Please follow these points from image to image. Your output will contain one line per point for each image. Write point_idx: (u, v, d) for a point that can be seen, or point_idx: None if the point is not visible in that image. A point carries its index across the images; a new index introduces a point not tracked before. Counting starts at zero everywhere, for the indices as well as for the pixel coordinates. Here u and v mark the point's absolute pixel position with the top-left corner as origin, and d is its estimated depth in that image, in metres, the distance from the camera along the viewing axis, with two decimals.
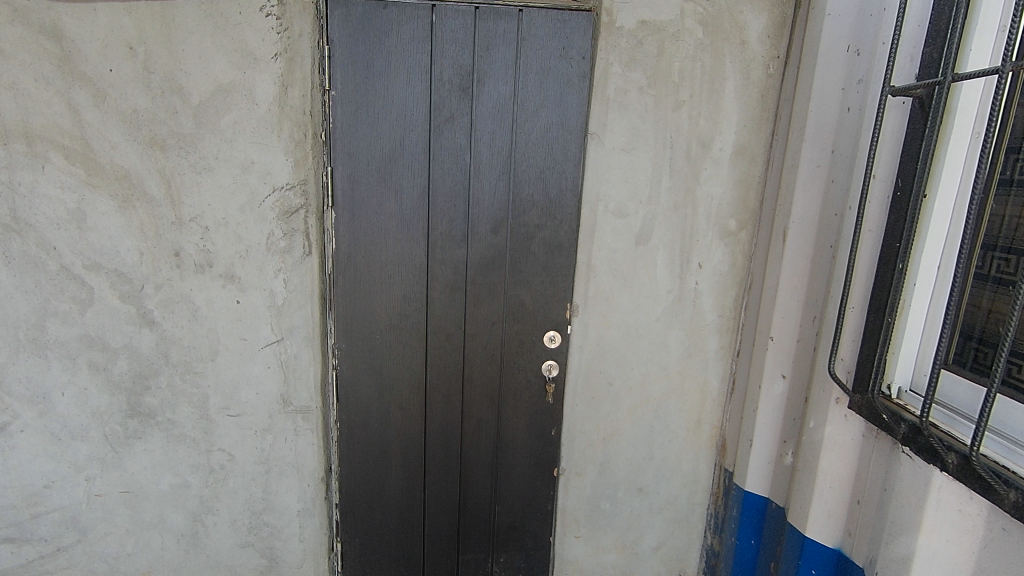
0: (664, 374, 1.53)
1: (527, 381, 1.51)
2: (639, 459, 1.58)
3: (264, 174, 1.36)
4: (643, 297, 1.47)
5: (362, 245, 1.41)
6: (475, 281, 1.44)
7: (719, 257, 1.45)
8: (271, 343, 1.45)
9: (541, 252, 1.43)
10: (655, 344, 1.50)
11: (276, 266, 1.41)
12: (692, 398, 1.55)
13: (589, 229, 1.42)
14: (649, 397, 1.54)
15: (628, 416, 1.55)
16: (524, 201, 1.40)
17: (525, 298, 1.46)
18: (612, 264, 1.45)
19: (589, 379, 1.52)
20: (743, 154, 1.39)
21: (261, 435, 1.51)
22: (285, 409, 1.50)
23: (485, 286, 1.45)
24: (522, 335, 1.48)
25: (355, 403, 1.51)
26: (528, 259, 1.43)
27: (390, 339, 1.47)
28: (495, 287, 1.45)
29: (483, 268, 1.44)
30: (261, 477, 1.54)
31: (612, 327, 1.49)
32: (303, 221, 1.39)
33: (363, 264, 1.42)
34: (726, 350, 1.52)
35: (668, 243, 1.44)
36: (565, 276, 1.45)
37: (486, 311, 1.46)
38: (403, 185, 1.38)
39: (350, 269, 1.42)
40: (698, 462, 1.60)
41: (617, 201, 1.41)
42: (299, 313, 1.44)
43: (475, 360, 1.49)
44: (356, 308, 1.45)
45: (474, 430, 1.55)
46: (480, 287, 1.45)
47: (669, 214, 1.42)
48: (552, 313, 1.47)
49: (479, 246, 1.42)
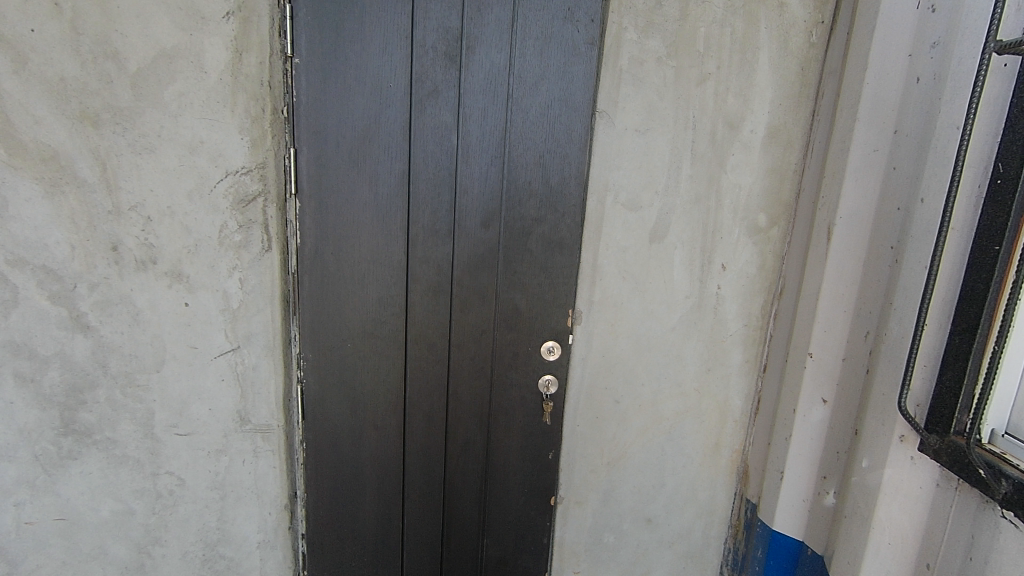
0: (679, 393, 1.33)
1: (522, 400, 1.32)
2: (649, 487, 1.39)
3: (215, 155, 1.15)
4: (656, 304, 1.27)
5: (332, 241, 1.21)
6: (463, 284, 1.25)
7: (746, 258, 1.25)
8: (226, 352, 1.25)
9: (540, 250, 1.23)
10: (670, 357, 1.31)
11: (231, 264, 1.20)
12: (711, 419, 1.35)
13: (595, 223, 1.22)
14: (662, 417, 1.34)
15: (636, 439, 1.35)
16: (521, 191, 1.20)
17: (520, 305, 1.26)
18: (622, 265, 1.25)
19: (593, 397, 1.32)
20: (777, 137, 1.19)
21: (215, 456, 1.32)
22: (242, 428, 1.30)
23: (475, 289, 1.25)
24: (516, 346, 1.28)
25: (325, 420, 1.32)
26: (525, 258, 1.23)
27: (364, 349, 1.28)
28: (485, 292, 1.25)
29: (472, 269, 1.24)
30: (216, 505, 1.35)
31: (620, 338, 1.29)
32: (261, 211, 1.18)
33: (332, 263, 1.22)
34: (751, 365, 1.32)
35: (687, 241, 1.24)
36: (567, 278, 1.24)
37: (476, 318, 1.27)
38: (380, 170, 1.18)
39: (319, 270, 1.22)
40: (715, 491, 1.40)
41: (629, 191, 1.21)
42: (257, 318, 1.24)
43: (461, 373, 1.30)
44: (324, 313, 1.25)
45: (459, 453, 1.35)
46: (468, 291, 1.25)
47: (689, 207, 1.22)
48: (551, 322, 1.27)
49: (467, 244, 1.22)
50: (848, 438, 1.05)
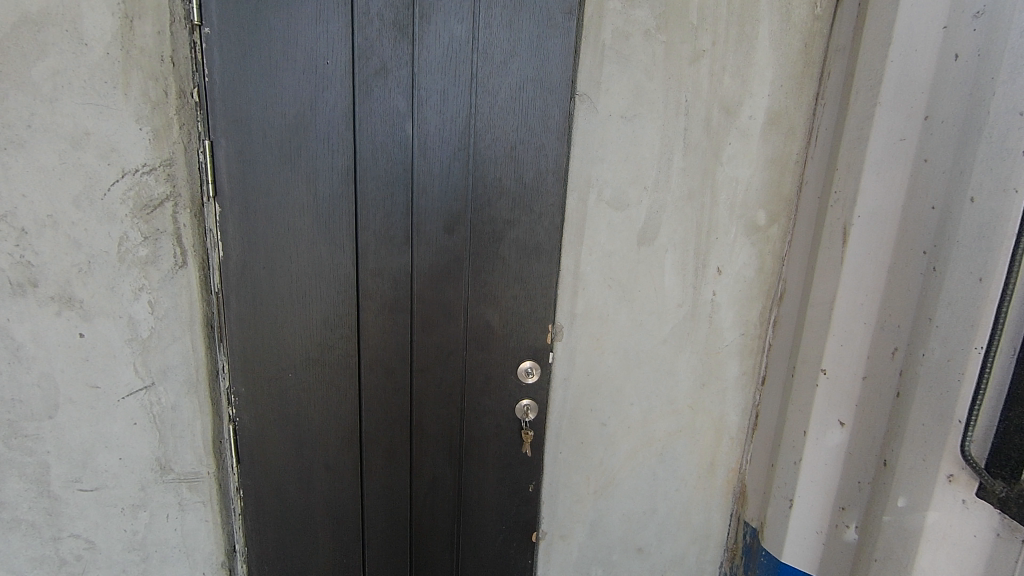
0: (671, 411, 1.19)
1: (496, 428, 1.15)
2: (639, 513, 1.26)
3: (106, 150, 0.91)
4: (646, 314, 1.12)
5: (264, 253, 1.00)
6: (425, 299, 1.06)
7: (743, 260, 1.12)
8: (137, 390, 1.03)
9: (514, 258, 1.05)
10: (661, 372, 1.17)
11: (136, 285, 0.98)
12: (705, 437, 1.22)
13: (577, 225, 1.06)
14: (653, 438, 1.20)
15: (625, 463, 1.21)
16: (490, 188, 1.02)
17: (492, 321, 1.08)
18: (607, 271, 1.09)
19: (576, 419, 1.17)
20: (779, 123, 1.05)
21: (131, 513, 1.10)
22: (163, 478, 1.09)
23: (440, 305, 1.07)
24: (489, 368, 1.11)
25: (266, 463, 1.12)
26: (496, 268, 1.06)
27: (309, 379, 1.08)
28: (451, 307, 1.07)
29: (435, 281, 1.05)
30: (137, 568, 1.13)
31: (606, 354, 1.14)
32: (169, 219, 0.96)
33: (266, 279, 1.02)
34: (748, 377, 1.19)
35: (679, 242, 1.09)
36: (546, 289, 1.07)
37: (441, 338, 1.09)
38: (319, 167, 0.98)
39: (250, 288, 1.02)
40: (710, 513, 1.28)
41: (614, 187, 1.05)
42: (174, 349, 1.02)
43: (425, 402, 1.12)
44: (259, 340, 1.05)
45: (426, 491, 1.18)
46: (430, 307, 1.07)
47: (681, 204, 1.07)
48: (529, 339, 1.10)
49: (429, 252, 1.04)
50: (873, 467, 0.94)
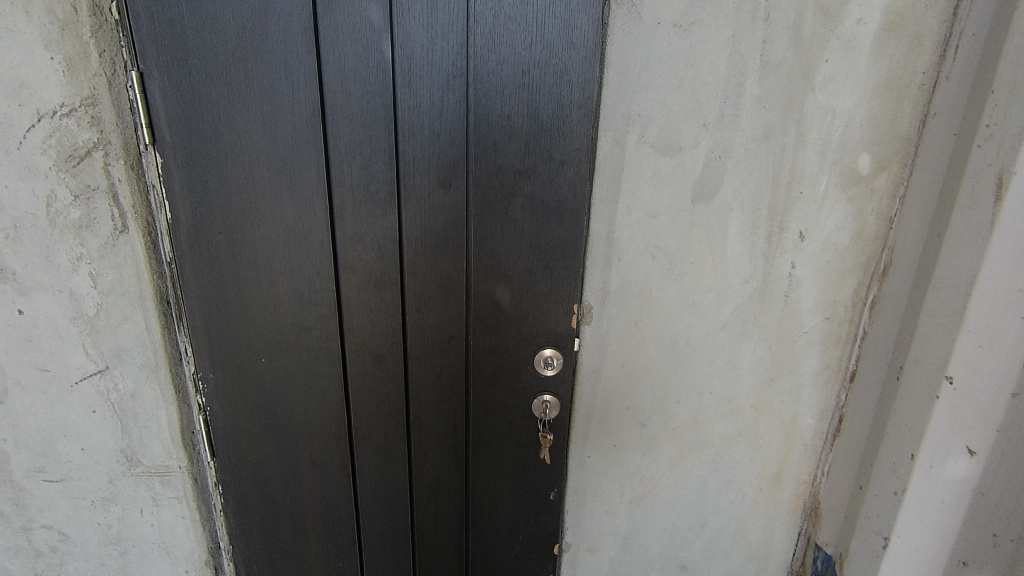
0: (728, 411, 0.96)
1: (509, 426, 0.95)
2: (684, 527, 1.05)
3: (15, 86, 0.74)
4: (700, 291, 0.88)
5: (219, 214, 0.82)
6: (418, 271, 0.86)
7: (836, 222, 0.84)
8: (91, 374, 0.89)
9: (528, 220, 0.82)
10: (717, 364, 0.92)
11: (74, 253, 0.82)
12: (772, 443, 0.98)
13: (611, 176, 0.81)
14: (704, 442, 0.98)
15: (668, 470, 1.00)
16: (496, 128, 0.78)
17: (503, 299, 0.87)
18: (650, 236, 0.84)
19: (608, 418, 0.96)
20: (900, 30, 0.75)
21: (102, 506, 0.98)
22: (132, 471, 0.96)
23: (436, 278, 0.86)
24: (500, 357, 0.90)
25: (245, 458, 0.97)
26: (506, 232, 0.83)
27: (285, 365, 0.91)
28: (451, 282, 0.86)
29: (429, 248, 0.84)
30: (116, 563, 1.03)
31: (647, 341, 0.90)
32: (101, 172, 0.79)
33: (225, 247, 0.84)
34: (832, 372, 0.93)
35: (748, 199, 0.83)
36: (569, 260, 0.84)
37: (439, 320, 0.88)
38: (278, 104, 0.77)
39: (207, 257, 0.84)
40: (772, 531, 1.05)
41: (662, 125, 0.79)
42: (126, 328, 0.87)
43: (424, 394, 0.93)
44: (224, 319, 0.88)
45: (429, 495, 1.00)
46: (425, 280, 0.86)
47: (753, 147, 0.80)
48: (547, 322, 0.88)
49: (420, 213, 0.82)
50: None
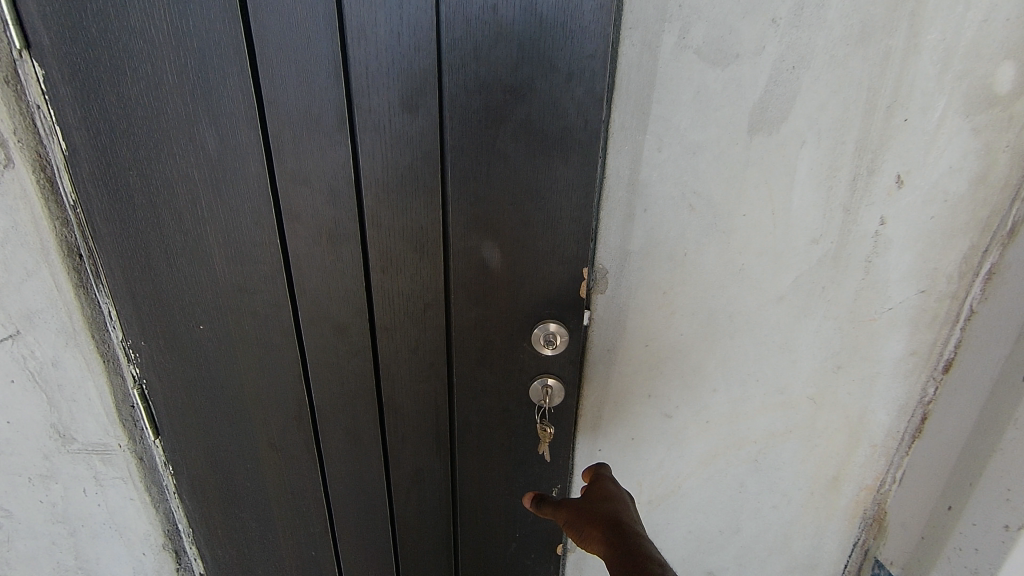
0: (778, 404, 0.76)
1: (501, 413, 0.78)
2: (713, 532, 0.88)
3: None
4: (752, 255, 0.66)
5: (124, 145, 0.64)
6: (381, 222, 0.67)
7: (950, 162, 0.61)
8: (2, 341, 0.74)
9: (524, 156, 0.62)
10: (768, 347, 0.72)
11: None
12: (829, 443, 0.79)
13: (638, 96, 0.59)
14: (744, 439, 0.79)
15: (697, 469, 0.82)
16: (477, 25, 0.56)
17: (492, 259, 0.67)
18: (689, 180, 0.63)
19: (625, 407, 0.77)
20: None
21: (42, 484, 0.87)
22: (68, 448, 0.83)
23: (405, 231, 0.67)
24: (489, 331, 0.72)
25: (195, 437, 0.84)
26: (495, 172, 0.63)
27: (228, 333, 0.75)
28: (425, 236, 0.67)
29: (394, 192, 0.65)
30: (68, 542, 0.93)
31: (678, 316, 0.70)
32: None
33: (139, 188, 0.66)
34: (920, 361, 0.72)
35: (829, 129, 0.60)
36: (578, 211, 0.64)
37: (412, 284, 0.70)
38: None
39: (117, 201, 0.67)
40: (821, 541, 0.88)
41: (713, 21, 0.56)
42: (34, 287, 0.71)
43: (399, 373, 0.76)
44: (150, 277, 0.72)
45: (409, 486, 0.85)
46: (391, 234, 0.67)
47: (844, 54, 0.56)
48: (549, 290, 0.69)
49: (380, 144, 0.62)
50: None
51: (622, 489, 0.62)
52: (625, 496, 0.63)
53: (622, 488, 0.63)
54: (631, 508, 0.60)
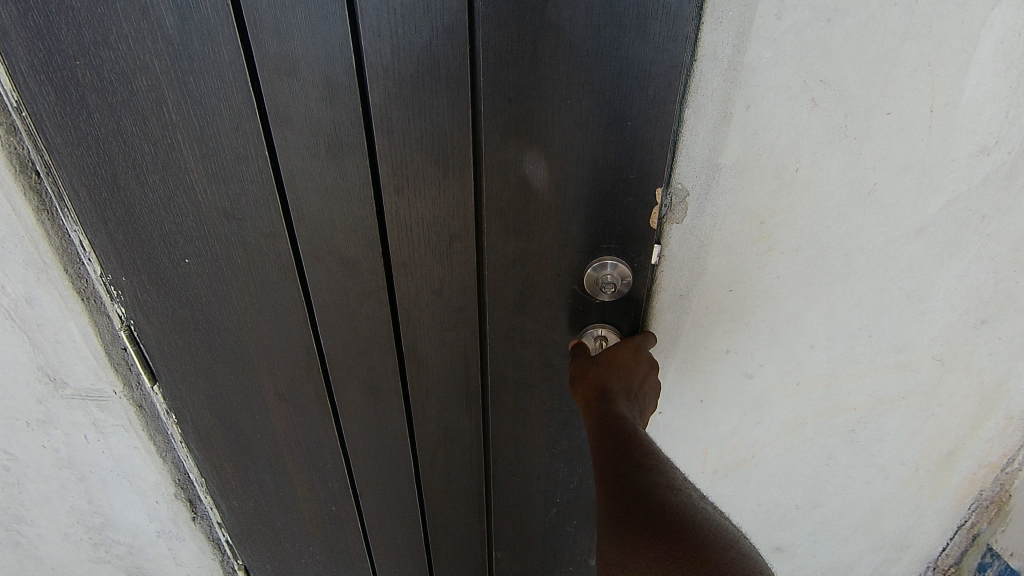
0: (893, 365, 0.60)
1: (542, 366, 0.65)
2: (789, 506, 0.75)
3: None
4: (891, 172, 0.49)
5: (63, 24, 0.49)
6: (392, 127, 0.51)
7: None
8: None
9: (583, 29, 0.45)
10: (892, 295, 0.55)
11: None
12: (953, 413, 0.63)
13: None
14: (843, 406, 0.64)
15: (778, 438, 0.68)
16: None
17: (536, 176, 0.52)
18: (816, 61, 0.45)
19: (696, 365, 0.63)
20: None
21: (42, 429, 0.80)
22: (60, 393, 0.75)
23: (424, 139, 0.52)
24: (530, 268, 0.58)
25: (197, 383, 0.74)
26: (545, 53, 0.47)
27: (219, 267, 0.63)
28: (449, 146, 0.52)
29: (409, 86, 0.49)
30: (78, 487, 0.87)
31: (777, 252, 0.54)
32: None
33: (90, 84, 0.52)
34: None
35: None
36: (656, 107, 0.48)
37: (435, 208, 0.56)
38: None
39: (66, 102, 0.53)
40: (919, 521, 0.74)
41: None
42: None
43: (421, 317, 0.64)
44: (122, 200, 0.59)
45: (437, 442, 0.75)
46: (404, 142, 0.52)
47: None
48: (609, 218, 0.54)
49: (386, 14, 0.46)
50: None
51: (628, 350, 0.55)
52: (632, 356, 0.55)
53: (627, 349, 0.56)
54: (635, 369, 0.54)
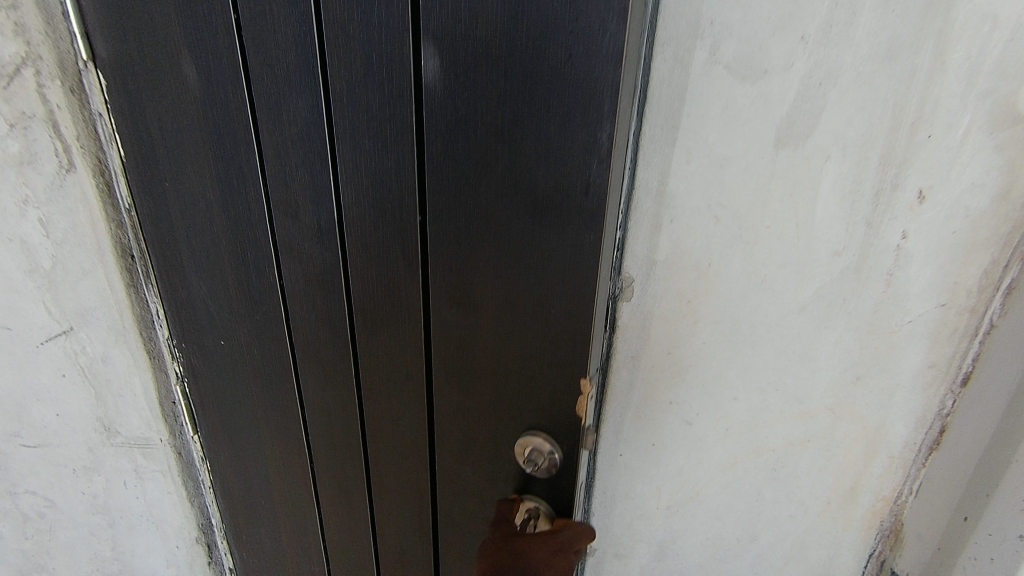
0: (797, 413, 0.77)
1: (484, 499, 0.75)
2: (730, 539, 0.88)
3: None
4: (774, 265, 0.68)
5: (161, 156, 0.67)
6: (367, 268, 0.67)
7: (975, 176, 0.61)
8: (57, 336, 0.79)
9: (502, 234, 0.59)
10: (788, 356, 0.73)
11: (19, 196, 0.70)
12: (850, 454, 0.79)
13: (666, 109, 0.62)
14: (763, 448, 0.80)
15: (715, 476, 0.83)
16: (463, 78, 0.54)
17: (468, 332, 0.66)
18: (716, 191, 0.65)
19: (646, 413, 0.79)
20: None
21: (85, 476, 0.91)
22: (112, 441, 0.87)
23: (393, 290, 0.67)
24: (472, 406, 0.70)
25: (225, 433, 0.87)
26: (478, 240, 0.60)
27: (243, 349, 0.78)
28: (404, 295, 0.66)
29: (379, 244, 0.64)
30: (105, 533, 0.96)
31: (701, 324, 0.72)
32: (34, 92, 0.64)
33: (175, 200, 0.69)
34: (938, 374, 0.73)
35: (854, 143, 0.61)
36: (567, 296, 0.60)
37: (398, 345, 0.70)
38: (206, 14, 0.58)
39: (155, 207, 0.70)
40: (838, 552, 0.88)
41: (742, 38, 0.58)
42: (88, 285, 0.75)
43: (383, 409, 0.75)
44: (183, 283, 0.75)
45: (392, 518, 0.84)
46: (375, 281, 0.67)
47: (869, 73, 0.58)
48: (535, 383, 0.65)
49: (365, 192, 0.62)
50: None
51: (549, 539, 0.67)
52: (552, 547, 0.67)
53: (549, 539, 0.67)
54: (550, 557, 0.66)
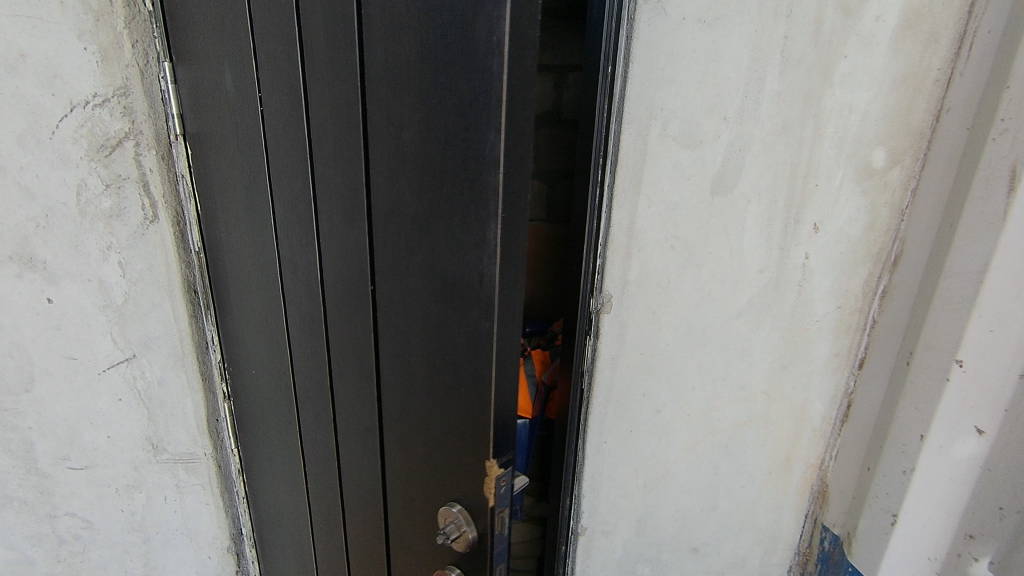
0: (741, 398, 0.98)
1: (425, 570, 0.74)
2: (696, 511, 1.07)
3: (46, 77, 0.74)
4: (717, 282, 0.90)
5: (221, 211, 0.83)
6: (339, 329, 0.73)
7: (849, 213, 0.87)
8: (117, 363, 0.90)
9: (424, 312, 0.62)
10: (731, 352, 0.95)
11: (104, 243, 0.83)
12: (782, 429, 1.01)
13: (633, 167, 0.82)
14: (717, 429, 1.00)
15: (681, 455, 1.02)
16: (393, 175, 0.59)
17: (405, 403, 0.68)
18: (670, 228, 0.86)
19: (624, 404, 0.98)
20: (918, 24, 0.78)
21: (126, 494, 0.99)
22: (158, 458, 0.97)
23: (351, 350, 0.72)
24: (408, 474, 0.71)
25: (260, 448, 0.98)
26: (408, 311, 0.63)
27: (271, 380, 0.89)
28: (361, 360, 0.71)
29: (348, 311, 0.71)
30: (138, 550, 1.03)
31: (664, 329, 0.93)
32: (132, 163, 0.80)
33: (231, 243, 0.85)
34: (842, 360, 0.96)
35: (766, 190, 0.85)
36: (470, 376, 0.60)
37: (354, 405, 0.75)
38: (241, 105, 0.74)
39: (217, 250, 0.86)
40: (780, 515, 1.08)
41: (686, 117, 0.80)
42: (155, 318, 0.88)
43: (348, 460, 0.80)
44: (238, 315, 0.89)
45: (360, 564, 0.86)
46: (344, 342, 0.73)
47: (772, 141, 0.82)
48: (450, 467, 0.65)
49: (336, 263, 0.69)
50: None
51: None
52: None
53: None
54: None
